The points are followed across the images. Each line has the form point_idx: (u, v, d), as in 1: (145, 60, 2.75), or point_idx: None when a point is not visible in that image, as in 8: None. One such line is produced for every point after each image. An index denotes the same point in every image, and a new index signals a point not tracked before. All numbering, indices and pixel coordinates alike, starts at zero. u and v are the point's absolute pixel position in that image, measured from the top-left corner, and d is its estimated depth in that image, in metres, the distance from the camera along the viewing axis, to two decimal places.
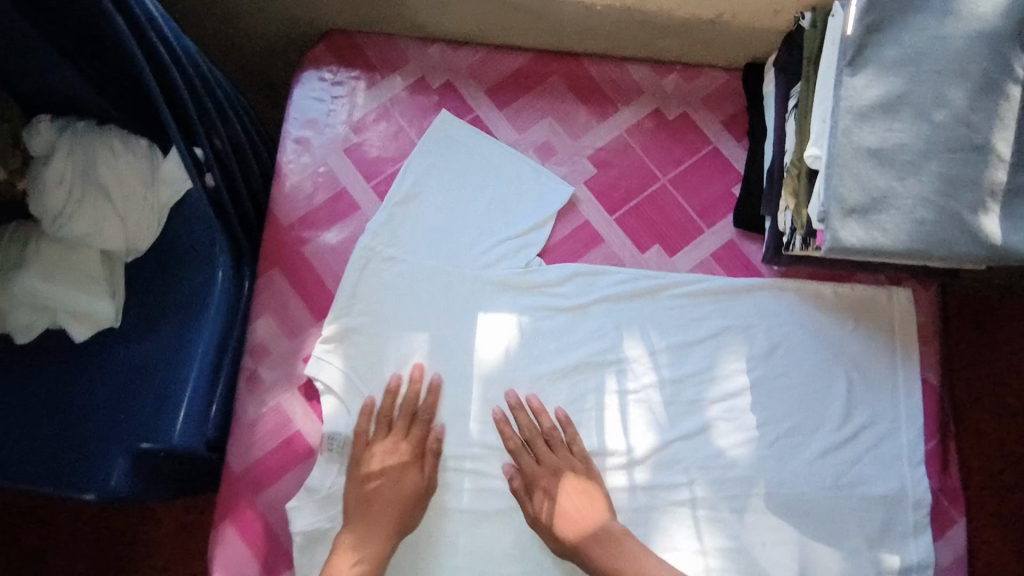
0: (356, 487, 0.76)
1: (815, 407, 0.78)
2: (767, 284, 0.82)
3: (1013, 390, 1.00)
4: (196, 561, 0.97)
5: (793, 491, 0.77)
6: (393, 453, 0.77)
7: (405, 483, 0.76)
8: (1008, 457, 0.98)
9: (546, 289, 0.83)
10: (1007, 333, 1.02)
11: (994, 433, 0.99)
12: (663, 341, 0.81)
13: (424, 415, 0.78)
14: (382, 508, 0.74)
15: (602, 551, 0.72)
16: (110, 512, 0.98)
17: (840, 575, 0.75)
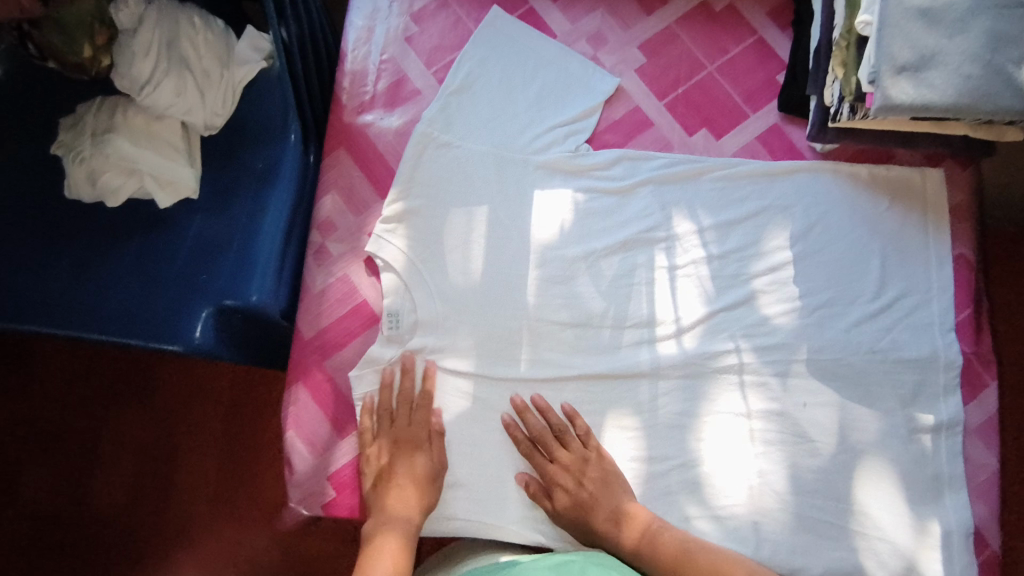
0: (373, 471, 0.79)
1: (853, 278, 0.82)
2: (809, 165, 0.85)
3: None
4: (231, 481, 1.05)
5: (833, 357, 0.80)
6: (404, 436, 0.79)
7: (416, 465, 0.77)
8: None
9: (594, 172, 0.86)
10: None
11: None
12: (709, 219, 0.84)
13: (422, 401, 0.80)
14: (401, 488, 0.76)
15: (617, 528, 0.74)
16: (156, 430, 1.07)
17: (876, 434, 0.78)
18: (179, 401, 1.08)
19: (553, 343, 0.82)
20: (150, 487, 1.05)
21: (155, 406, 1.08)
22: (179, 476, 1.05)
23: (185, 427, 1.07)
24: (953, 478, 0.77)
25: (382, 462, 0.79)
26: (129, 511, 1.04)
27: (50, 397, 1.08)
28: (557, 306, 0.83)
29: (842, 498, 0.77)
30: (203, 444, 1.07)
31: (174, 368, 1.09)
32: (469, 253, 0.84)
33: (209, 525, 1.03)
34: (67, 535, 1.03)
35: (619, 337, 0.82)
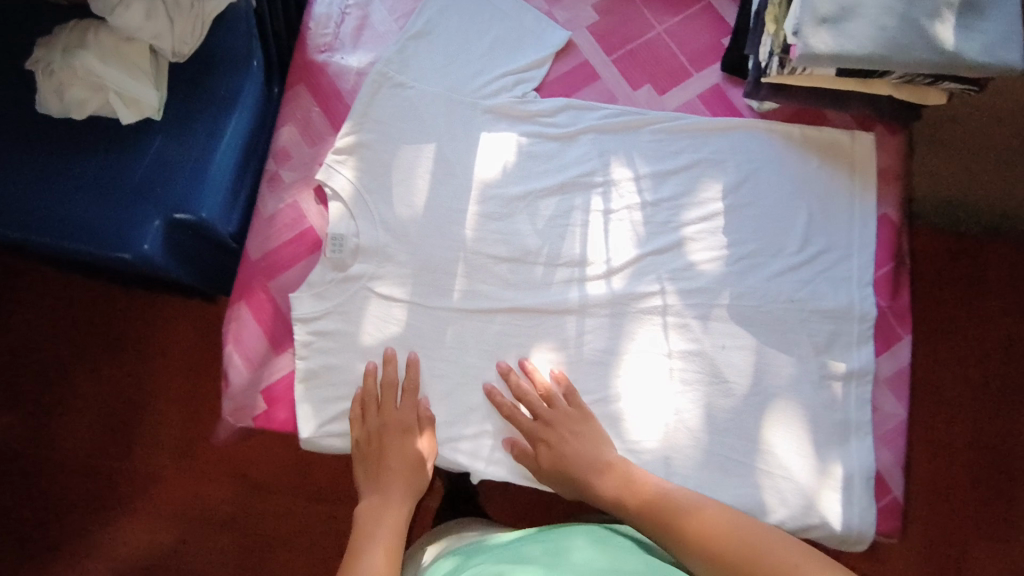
0: (366, 459, 0.81)
1: (778, 231, 0.86)
2: (745, 124, 0.89)
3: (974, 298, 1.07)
4: (186, 433, 1.18)
5: (752, 304, 0.84)
6: (394, 424, 0.81)
7: (407, 449, 0.80)
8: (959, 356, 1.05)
9: (540, 119, 0.90)
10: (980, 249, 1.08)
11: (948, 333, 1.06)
12: (646, 167, 0.88)
13: (410, 388, 0.83)
14: (392, 476, 0.79)
15: (603, 479, 0.75)
16: (121, 383, 1.20)
17: (788, 378, 0.82)
18: (150, 334, 1.21)
19: (488, 277, 0.86)
20: (121, 409, 1.19)
21: (122, 340, 1.21)
22: (148, 400, 1.19)
23: (155, 356, 1.20)
24: (859, 423, 0.80)
25: (372, 450, 0.81)
26: (103, 428, 1.18)
27: (30, 336, 1.22)
28: (494, 241, 0.87)
29: (751, 437, 0.81)
30: (169, 372, 1.20)
31: (142, 306, 1.22)
32: (415, 187, 0.89)
33: (165, 472, 1.16)
34: (39, 457, 1.17)
35: (551, 274, 0.86)
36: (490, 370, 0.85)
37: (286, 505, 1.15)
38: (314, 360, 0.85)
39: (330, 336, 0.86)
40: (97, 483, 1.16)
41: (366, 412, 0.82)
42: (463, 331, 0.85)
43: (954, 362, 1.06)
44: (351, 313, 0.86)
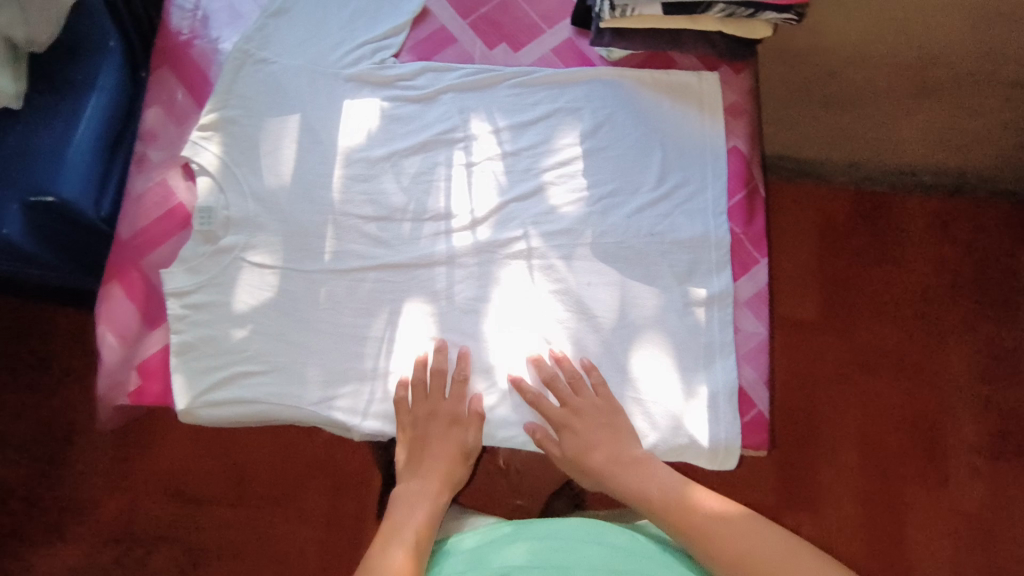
0: (409, 442, 0.83)
1: (634, 171, 0.89)
2: (598, 72, 0.93)
3: (827, 256, 1.33)
4: (97, 434, 1.17)
5: (614, 241, 0.86)
6: (439, 416, 0.82)
7: (450, 438, 0.82)
8: (820, 303, 1.30)
9: (400, 83, 0.93)
10: (833, 218, 1.34)
11: (808, 283, 1.32)
12: (505, 120, 0.91)
13: (460, 378, 0.83)
14: (430, 466, 0.81)
15: (627, 471, 0.77)
16: (26, 394, 1.18)
17: (653, 310, 0.84)
18: (53, 342, 1.20)
19: (357, 236, 0.88)
20: (30, 424, 1.17)
21: (25, 350, 1.20)
22: (56, 410, 1.18)
23: (59, 363, 1.19)
24: (722, 344, 0.84)
25: (414, 439, 0.83)
26: (12, 440, 1.17)
27: None
28: (360, 201, 0.89)
29: (620, 367, 0.83)
30: (74, 381, 1.19)
31: (43, 316, 1.21)
32: (282, 158, 0.90)
33: (79, 478, 1.16)
34: None
35: (419, 228, 0.89)
36: (364, 326, 0.86)
37: (210, 495, 1.16)
38: (189, 334, 0.85)
39: (204, 309, 0.86)
40: (12, 495, 1.15)
41: (412, 398, 0.83)
42: (335, 292, 0.87)
43: (814, 305, 1.30)
44: (224, 284, 0.87)
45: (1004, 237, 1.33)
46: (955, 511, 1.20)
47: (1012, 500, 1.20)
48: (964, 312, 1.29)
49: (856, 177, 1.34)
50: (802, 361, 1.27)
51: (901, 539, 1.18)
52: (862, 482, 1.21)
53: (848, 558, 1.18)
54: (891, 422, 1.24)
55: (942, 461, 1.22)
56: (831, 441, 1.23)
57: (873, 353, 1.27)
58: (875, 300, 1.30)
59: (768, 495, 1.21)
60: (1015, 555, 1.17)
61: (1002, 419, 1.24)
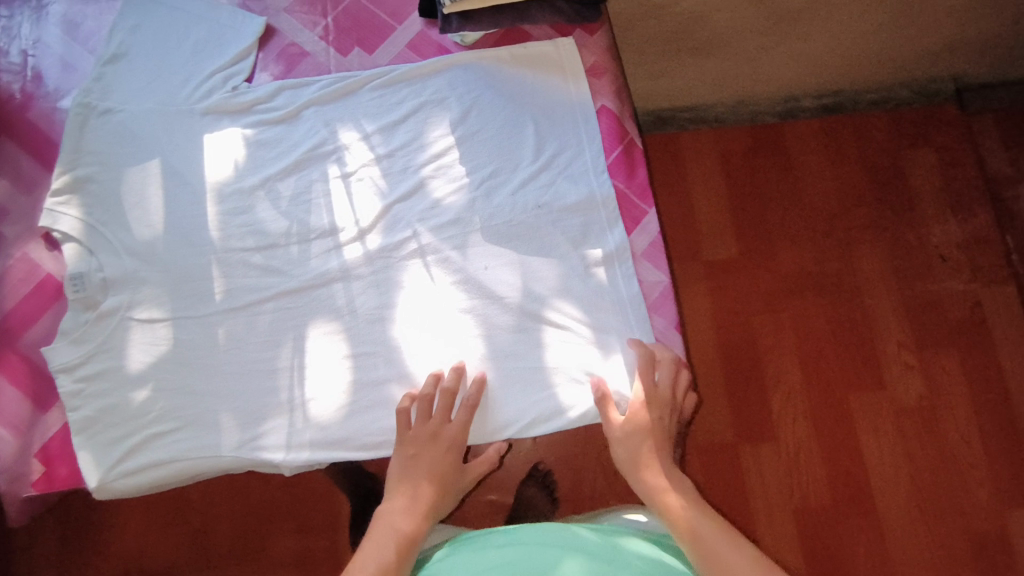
0: (404, 457, 0.80)
1: (509, 149, 0.89)
2: (458, 58, 0.92)
3: (734, 194, 1.36)
4: (31, 530, 1.12)
5: (502, 221, 0.86)
6: (439, 440, 0.81)
7: (445, 463, 0.80)
8: (738, 241, 1.34)
9: (258, 107, 0.90)
10: (737, 154, 1.38)
11: (723, 223, 1.35)
12: (373, 125, 0.91)
13: (472, 403, 0.81)
14: (419, 485, 0.79)
15: (660, 468, 0.79)
16: None
17: (555, 279, 0.85)
18: None
19: (245, 270, 0.86)
20: None
21: None
22: None
23: None
24: (631, 298, 0.85)
25: (411, 455, 0.80)
26: None
27: None
28: (241, 234, 0.87)
29: (535, 342, 0.83)
30: None
31: None
32: (150, 206, 0.86)
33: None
34: None
35: (307, 249, 0.87)
36: (272, 359, 0.84)
37: (165, 567, 1.12)
38: (88, 407, 0.81)
39: (98, 379, 0.82)
40: None
41: (418, 412, 0.81)
42: (235, 330, 0.84)
43: (733, 243, 1.34)
44: (112, 348, 0.83)
45: (892, 140, 1.37)
46: (899, 410, 1.24)
47: (947, 387, 1.25)
48: (870, 219, 1.34)
49: (747, 114, 1.38)
50: (730, 300, 1.31)
51: (854, 448, 1.23)
52: (808, 402, 1.25)
53: (808, 476, 1.22)
54: (824, 340, 1.28)
55: (877, 366, 1.27)
56: (772, 370, 1.27)
57: (795, 276, 1.32)
58: (786, 226, 1.34)
59: (723, 433, 1.24)
60: (959, 438, 1.23)
61: (925, 313, 1.29)
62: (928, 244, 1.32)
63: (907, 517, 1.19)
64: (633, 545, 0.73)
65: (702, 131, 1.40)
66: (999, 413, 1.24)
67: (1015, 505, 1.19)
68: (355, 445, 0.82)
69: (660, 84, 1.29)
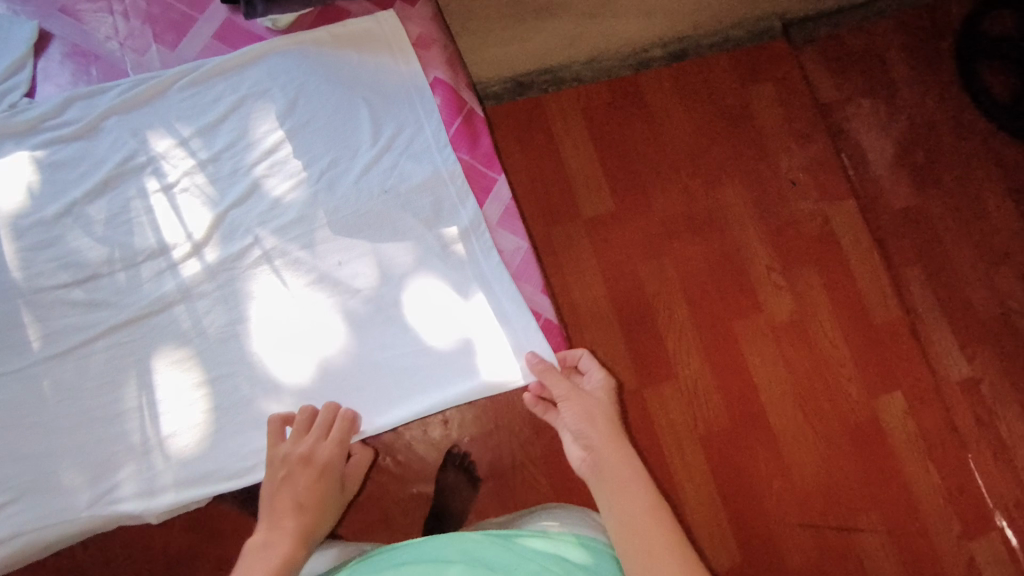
0: (278, 481, 0.73)
1: (344, 136, 0.84)
2: (274, 44, 0.86)
3: (599, 143, 1.31)
4: None
5: (349, 211, 0.82)
6: (314, 459, 0.75)
7: (318, 486, 0.75)
8: (611, 192, 1.29)
9: (47, 123, 0.80)
10: (598, 105, 1.32)
11: (596, 175, 1.29)
12: (189, 128, 0.83)
13: (346, 418, 0.78)
14: (292, 510, 0.71)
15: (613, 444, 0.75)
16: None
17: (414, 262, 0.82)
18: None
19: (67, 308, 0.77)
20: None
21: None
22: None
23: None
24: (494, 271, 0.84)
25: (282, 478, 0.73)
26: None
27: None
28: (52, 269, 0.77)
29: (405, 330, 0.81)
30: None
31: None
32: None
33: None
34: None
35: (135, 274, 0.79)
36: (115, 401, 0.76)
37: None
38: None
39: None
40: None
41: (294, 437, 0.75)
42: (64, 378, 0.75)
43: (606, 196, 1.29)
44: None
45: (735, 78, 1.35)
46: (777, 330, 1.26)
47: (815, 303, 1.28)
48: (728, 155, 1.33)
49: (603, 70, 1.33)
50: (609, 256, 1.27)
51: (743, 372, 1.24)
52: (696, 338, 1.25)
53: (708, 405, 1.23)
54: (704, 278, 1.27)
55: (753, 290, 1.27)
56: (661, 316, 1.25)
57: (669, 221, 1.29)
58: (653, 169, 1.31)
59: (627, 382, 1.22)
60: (829, 344, 1.26)
61: (790, 236, 1.30)
62: (780, 174, 1.33)
63: (795, 432, 1.22)
64: (531, 540, 0.73)
65: (565, 94, 1.32)
66: (861, 313, 1.27)
67: (882, 392, 1.24)
68: (230, 475, 0.76)
69: (512, 48, 1.25)
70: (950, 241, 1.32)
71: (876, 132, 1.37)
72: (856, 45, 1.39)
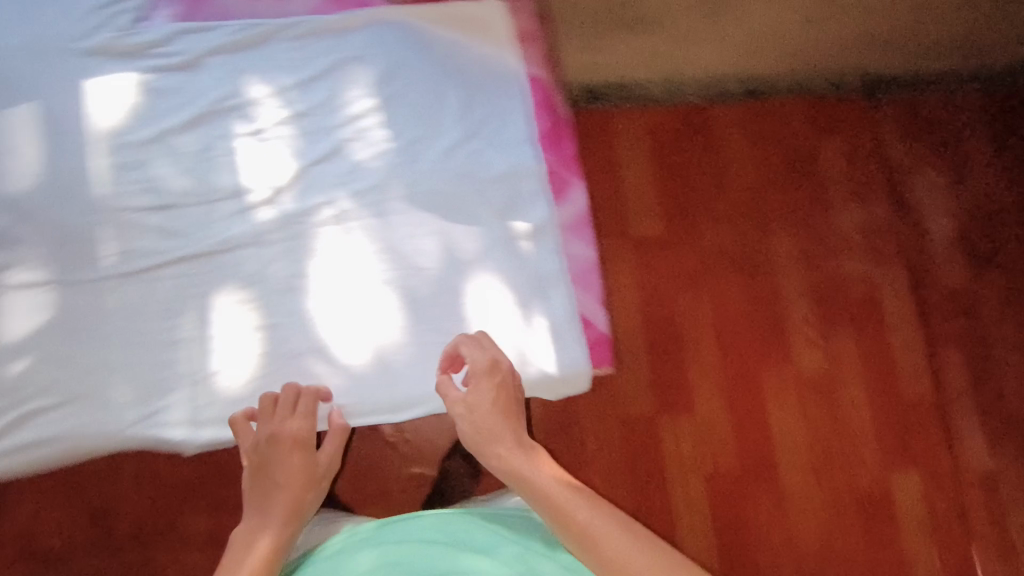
0: (255, 466, 0.76)
1: (433, 114, 0.85)
2: (382, 13, 0.87)
3: (661, 163, 1.31)
4: None
5: (426, 188, 0.83)
6: (282, 437, 0.75)
7: (295, 461, 0.76)
8: (667, 214, 1.29)
9: (153, 50, 0.82)
10: (669, 127, 1.33)
11: (652, 195, 1.30)
12: (286, 79, 0.84)
13: (310, 394, 0.76)
14: (275, 492, 0.74)
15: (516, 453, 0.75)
16: None
17: (479, 249, 0.83)
18: None
19: (142, 232, 0.78)
20: None
21: None
22: None
23: None
24: (555, 273, 0.84)
25: (258, 461, 0.76)
26: None
27: None
28: (135, 192, 0.79)
29: (460, 315, 0.81)
30: None
31: None
32: (22, 158, 0.77)
33: None
34: None
35: (213, 210, 0.80)
36: (172, 329, 0.77)
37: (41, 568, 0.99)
38: None
39: None
40: None
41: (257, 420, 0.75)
42: (129, 297, 0.77)
43: (658, 217, 1.29)
44: None
45: (808, 125, 1.35)
46: (802, 383, 1.25)
47: (844, 362, 1.26)
48: (785, 201, 1.32)
49: (676, 92, 1.32)
50: (653, 277, 1.27)
51: (762, 418, 1.23)
52: (721, 374, 1.24)
53: (719, 444, 1.22)
54: (740, 316, 1.27)
55: (786, 340, 1.26)
56: (691, 346, 1.25)
57: (717, 255, 1.28)
58: (710, 200, 1.30)
59: (644, 405, 1.22)
60: (851, 408, 1.24)
61: (831, 293, 1.29)
62: (834, 229, 1.31)
63: (802, 488, 1.21)
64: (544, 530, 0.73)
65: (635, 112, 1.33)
66: (889, 383, 1.26)
67: (895, 465, 1.23)
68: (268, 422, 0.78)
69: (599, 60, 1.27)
70: (996, 328, 1.29)
71: (940, 204, 1.34)
72: (936, 112, 1.37)
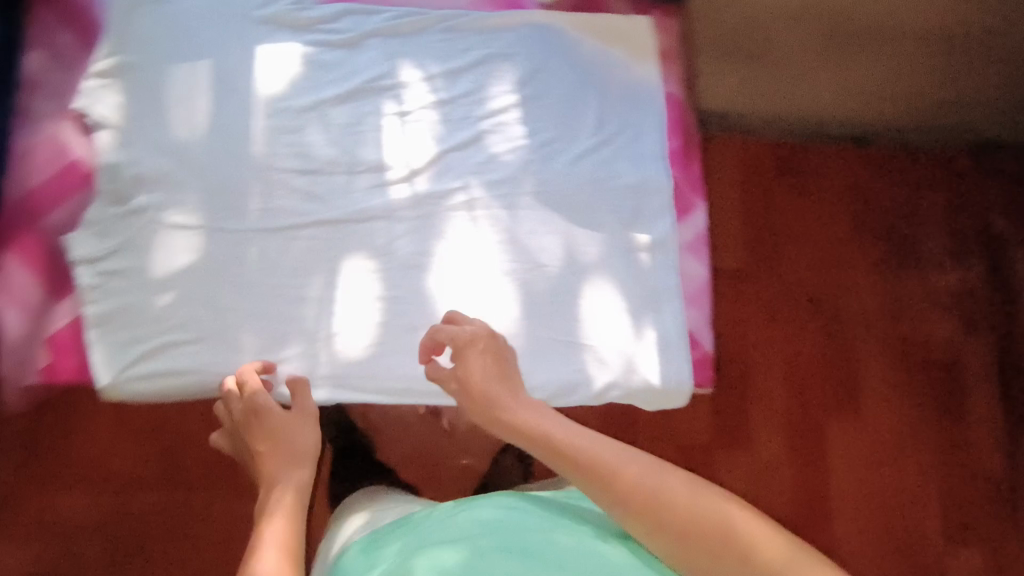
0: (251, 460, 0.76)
1: (569, 118, 0.88)
2: (534, 16, 0.91)
3: (750, 194, 1.23)
4: None
5: (555, 188, 0.86)
6: (248, 415, 0.74)
7: (271, 427, 0.73)
8: (753, 247, 1.21)
9: (322, 26, 0.88)
10: (756, 155, 1.24)
11: (738, 224, 1.22)
12: (437, 67, 0.88)
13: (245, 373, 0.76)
14: (270, 462, 0.71)
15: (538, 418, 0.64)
16: None
17: (597, 254, 0.85)
18: None
19: (287, 191, 0.83)
20: None
21: None
22: None
23: None
24: (669, 289, 0.85)
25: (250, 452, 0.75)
26: None
27: None
28: (286, 154, 0.84)
29: (572, 315, 0.83)
30: None
31: None
32: (194, 108, 0.84)
33: None
34: None
35: (353, 181, 0.84)
36: (301, 287, 0.81)
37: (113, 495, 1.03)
38: (105, 304, 0.80)
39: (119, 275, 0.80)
40: None
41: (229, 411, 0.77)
42: (267, 250, 0.82)
43: (742, 249, 1.21)
44: (142, 246, 0.81)
45: (911, 176, 1.25)
46: (874, 442, 1.17)
47: (916, 429, 1.18)
48: (875, 250, 1.23)
49: (778, 126, 1.23)
50: (729, 313, 1.19)
51: (827, 472, 1.16)
52: (785, 420, 1.17)
53: (774, 491, 1.14)
54: (814, 365, 1.19)
55: (858, 397, 1.18)
56: (758, 389, 1.17)
57: (797, 297, 1.20)
58: (796, 237, 1.22)
59: (701, 433, 1.14)
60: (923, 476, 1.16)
61: (917, 353, 1.21)
62: (925, 287, 1.22)
63: (862, 551, 1.13)
64: None
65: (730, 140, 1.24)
66: (961, 458, 1.17)
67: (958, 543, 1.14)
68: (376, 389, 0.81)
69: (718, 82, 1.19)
70: None
71: None
72: None
